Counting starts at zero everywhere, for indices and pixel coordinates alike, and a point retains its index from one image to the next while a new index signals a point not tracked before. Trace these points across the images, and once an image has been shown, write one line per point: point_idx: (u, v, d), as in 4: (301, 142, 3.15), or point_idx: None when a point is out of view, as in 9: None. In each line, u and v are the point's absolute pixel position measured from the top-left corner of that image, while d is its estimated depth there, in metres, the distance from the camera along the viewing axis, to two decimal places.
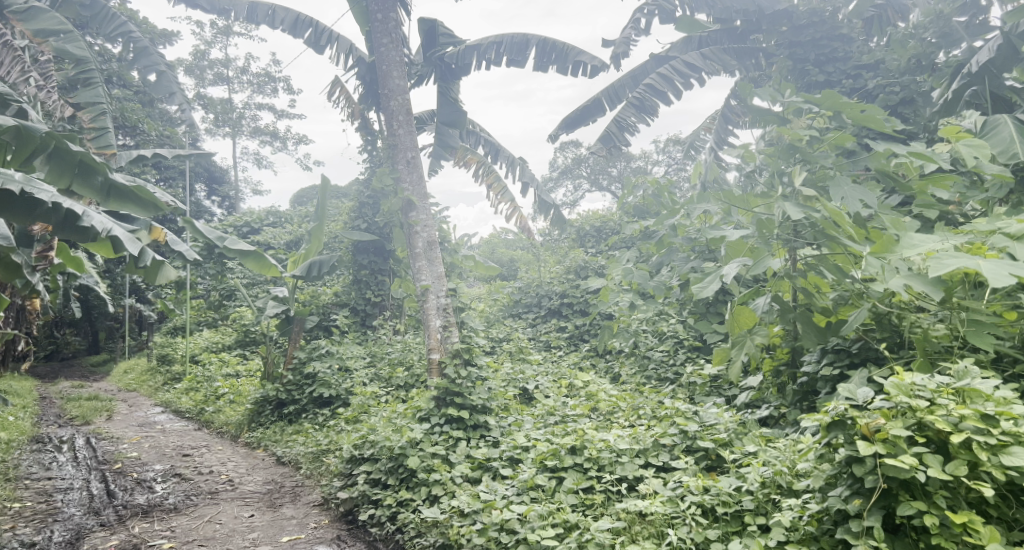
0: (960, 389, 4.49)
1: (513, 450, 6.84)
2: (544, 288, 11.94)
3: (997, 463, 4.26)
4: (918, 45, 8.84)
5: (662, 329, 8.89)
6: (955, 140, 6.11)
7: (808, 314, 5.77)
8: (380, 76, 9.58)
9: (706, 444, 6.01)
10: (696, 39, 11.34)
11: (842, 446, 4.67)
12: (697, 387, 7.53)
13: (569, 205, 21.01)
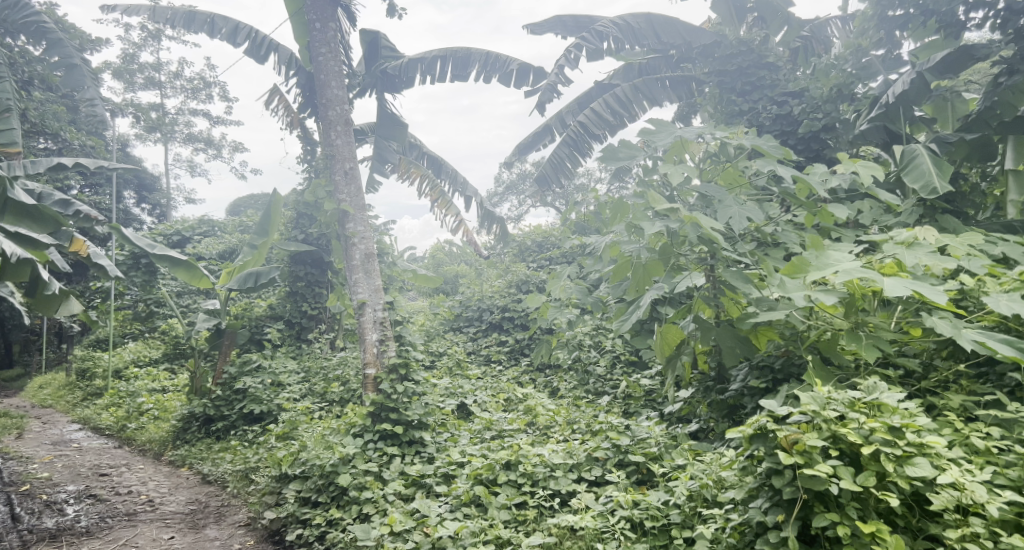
0: (871, 403, 4.61)
1: (448, 466, 6.82)
2: (484, 302, 11.87)
3: (903, 474, 4.41)
4: (839, 76, 9.19)
5: (601, 344, 8.98)
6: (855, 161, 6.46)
7: (728, 330, 5.87)
8: (318, 85, 9.47)
9: (637, 458, 6.11)
10: (636, 68, 12.02)
11: (764, 459, 4.77)
12: (632, 401, 7.63)
13: (514, 219, 21.09)
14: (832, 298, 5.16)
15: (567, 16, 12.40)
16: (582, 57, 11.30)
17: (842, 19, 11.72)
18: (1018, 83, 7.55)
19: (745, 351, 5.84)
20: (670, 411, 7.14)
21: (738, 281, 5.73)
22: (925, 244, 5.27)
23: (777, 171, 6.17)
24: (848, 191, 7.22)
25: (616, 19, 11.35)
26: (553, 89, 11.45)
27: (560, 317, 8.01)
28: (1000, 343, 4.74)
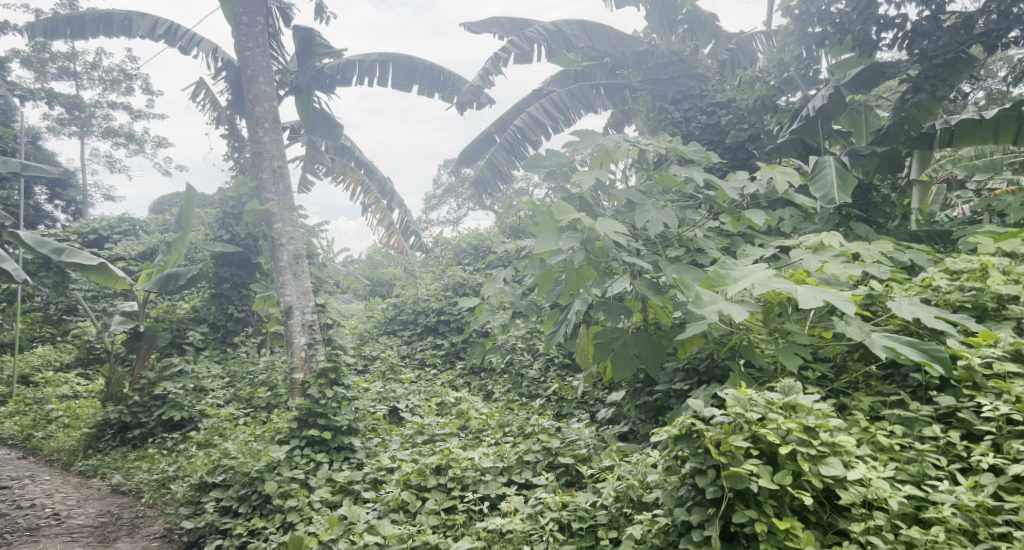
0: (788, 404, 4.67)
1: (377, 472, 6.65)
2: (420, 305, 11.66)
3: (817, 473, 4.45)
4: (763, 88, 9.48)
5: (535, 347, 8.95)
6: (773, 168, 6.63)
7: (639, 338, 6.02)
8: (244, 81, 9.21)
9: (566, 460, 6.12)
10: (572, 75, 12.14)
11: (688, 459, 4.83)
12: (564, 404, 7.62)
13: (453, 222, 20.97)
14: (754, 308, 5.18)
15: (505, 18, 12.43)
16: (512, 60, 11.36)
17: (766, 33, 12.07)
18: (922, 100, 7.83)
19: (657, 359, 5.98)
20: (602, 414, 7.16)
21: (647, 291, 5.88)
22: (831, 249, 5.54)
23: (691, 176, 6.25)
24: (771, 198, 7.39)
25: (547, 24, 11.45)
26: (477, 93, 11.50)
27: (493, 321, 7.96)
28: (907, 348, 4.80)
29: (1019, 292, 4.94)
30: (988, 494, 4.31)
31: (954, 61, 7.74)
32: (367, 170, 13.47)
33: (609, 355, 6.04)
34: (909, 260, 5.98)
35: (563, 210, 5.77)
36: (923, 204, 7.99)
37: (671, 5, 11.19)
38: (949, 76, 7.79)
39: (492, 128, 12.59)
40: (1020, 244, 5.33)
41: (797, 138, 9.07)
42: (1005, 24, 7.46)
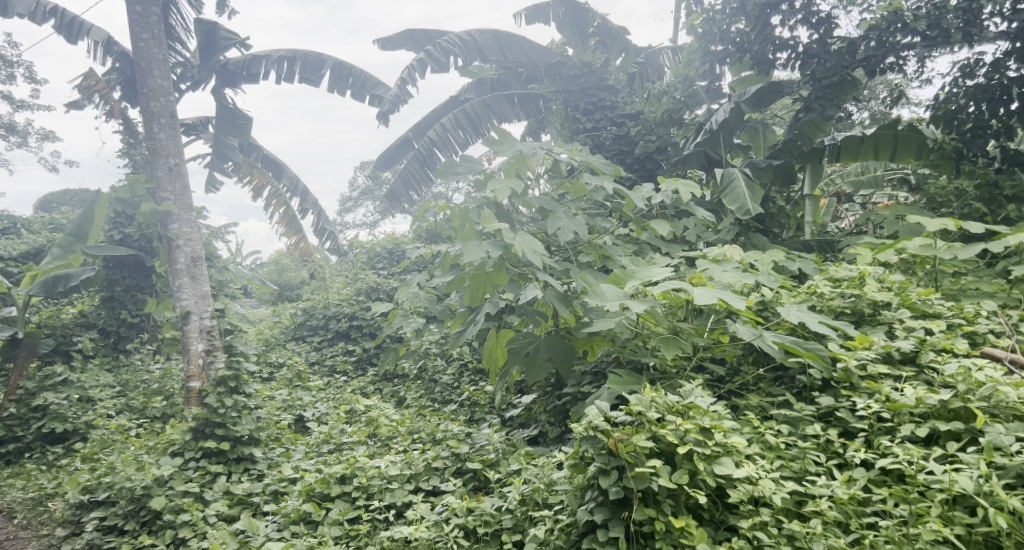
0: (685, 405, 4.55)
1: (278, 483, 6.42)
2: (330, 310, 11.31)
3: (711, 472, 4.35)
4: (669, 101, 9.75)
5: (449, 352, 8.76)
6: (674, 181, 6.78)
7: (554, 342, 5.91)
8: (138, 74, 8.76)
9: (474, 465, 5.94)
10: (488, 83, 12.08)
11: (593, 460, 4.61)
12: (477, 409, 7.46)
13: (369, 225, 20.62)
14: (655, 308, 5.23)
15: (418, 32, 12.35)
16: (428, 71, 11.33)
17: (673, 48, 12.39)
18: (812, 119, 8.19)
19: (569, 363, 5.88)
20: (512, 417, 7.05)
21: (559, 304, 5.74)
22: (732, 261, 5.68)
23: (601, 184, 6.34)
24: (677, 207, 7.50)
25: (461, 34, 11.51)
26: (396, 102, 11.40)
27: (406, 326, 7.80)
28: (790, 343, 4.93)
29: (892, 298, 5.16)
30: (859, 488, 4.25)
31: (839, 83, 8.09)
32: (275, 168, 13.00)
33: (523, 360, 5.95)
34: (798, 269, 6.33)
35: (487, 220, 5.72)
36: (817, 216, 8.42)
37: (583, 18, 11.41)
38: (835, 98, 8.12)
39: (410, 133, 12.56)
40: (893, 254, 5.62)
41: (701, 151, 9.22)
42: (880, 52, 7.80)
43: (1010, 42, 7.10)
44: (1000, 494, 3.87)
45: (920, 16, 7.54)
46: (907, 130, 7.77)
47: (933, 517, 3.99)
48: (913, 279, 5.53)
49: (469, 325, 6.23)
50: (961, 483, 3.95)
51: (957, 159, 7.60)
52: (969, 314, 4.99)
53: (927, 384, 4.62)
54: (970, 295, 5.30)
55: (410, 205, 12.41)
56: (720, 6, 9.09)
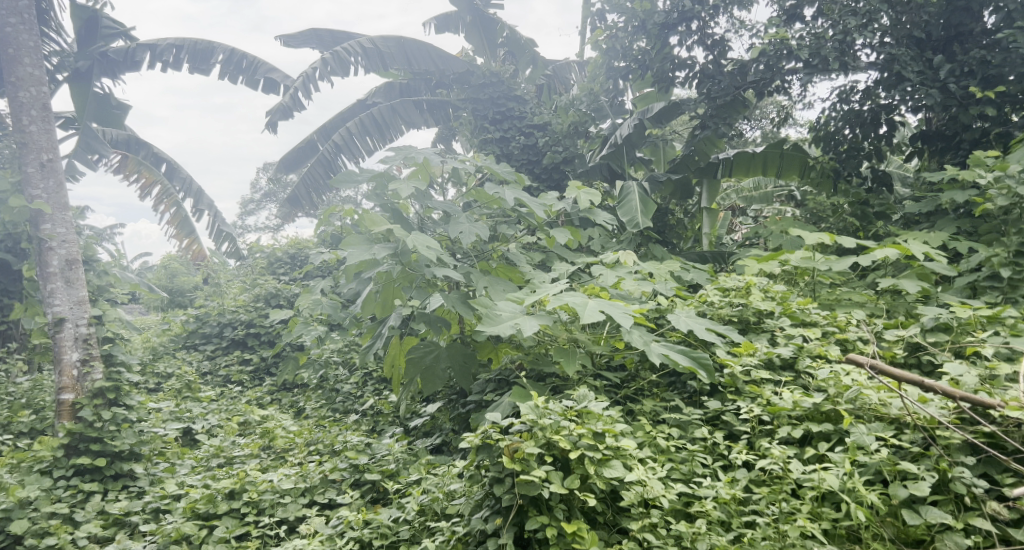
0: (580, 410, 4.50)
1: (160, 500, 6.10)
2: (226, 317, 10.81)
3: (600, 475, 4.30)
4: (577, 114, 9.90)
5: (351, 361, 8.60)
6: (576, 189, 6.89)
7: (457, 350, 5.86)
8: (5, 61, 8.12)
9: (372, 475, 5.85)
10: (398, 87, 12.03)
11: (490, 468, 4.57)
12: (380, 418, 7.30)
13: (273, 229, 20.05)
14: (546, 321, 5.03)
15: (324, 31, 12.18)
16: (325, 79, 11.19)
17: (580, 63, 12.61)
18: (707, 136, 8.48)
19: (467, 373, 5.84)
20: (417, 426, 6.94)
21: (459, 302, 5.76)
22: (627, 267, 5.96)
23: (502, 195, 6.38)
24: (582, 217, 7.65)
25: (363, 41, 11.38)
26: (287, 112, 11.27)
27: (306, 335, 7.60)
28: (679, 355, 4.98)
29: (774, 307, 5.45)
30: (741, 487, 4.22)
31: (731, 102, 8.47)
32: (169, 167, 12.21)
33: (422, 370, 5.85)
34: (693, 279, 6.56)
35: (376, 220, 5.71)
36: (713, 228, 8.78)
37: (492, 28, 11.51)
38: (727, 116, 8.50)
39: (314, 134, 12.31)
40: (778, 265, 5.92)
41: (605, 164, 9.65)
42: (768, 75, 8.13)
43: (879, 72, 7.63)
44: (861, 490, 3.90)
45: (802, 45, 7.83)
46: (789, 150, 8.23)
47: (803, 514, 3.99)
48: (795, 289, 5.86)
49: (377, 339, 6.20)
50: (826, 481, 3.96)
51: (834, 178, 7.98)
52: (840, 323, 5.25)
53: (802, 387, 4.84)
54: (843, 305, 5.61)
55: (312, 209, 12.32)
56: (622, 24, 9.30)
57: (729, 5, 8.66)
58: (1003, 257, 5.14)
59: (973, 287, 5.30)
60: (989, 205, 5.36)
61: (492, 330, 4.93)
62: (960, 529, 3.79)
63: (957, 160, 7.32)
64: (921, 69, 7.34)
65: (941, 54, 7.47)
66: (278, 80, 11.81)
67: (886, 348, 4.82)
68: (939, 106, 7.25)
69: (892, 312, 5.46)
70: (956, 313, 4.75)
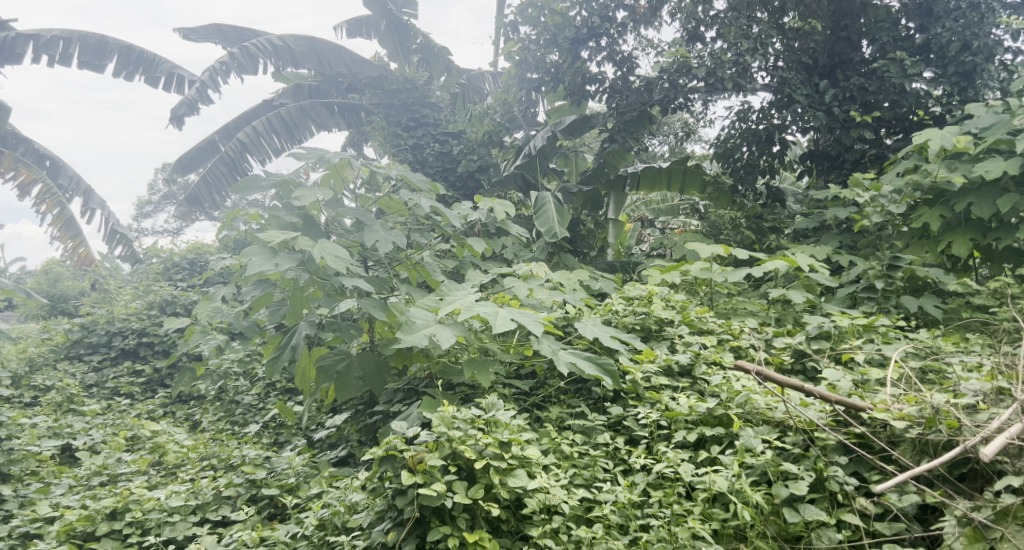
0: (486, 420, 4.62)
1: (30, 524, 5.42)
2: (116, 325, 10.31)
3: (503, 484, 4.38)
4: (491, 124, 10.08)
5: (253, 372, 8.46)
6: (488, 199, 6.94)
7: (367, 358, 5.90)
8: None
9: (270, 491, 5.61)
10: (307, 90, 11.90)
11: (391, 480, 4.65)
12: (283, 431, 7.20)
13: (169, 232, 19.29)
14: (461, 332, 5.10)
15: (227, 27, 11.98)
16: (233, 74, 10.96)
17: (494, 73, 12.75)
18: (615, 150, 8.81)
19: (382, 382, 5.89)
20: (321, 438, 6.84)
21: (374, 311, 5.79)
22: (540, 276, 6.01)
23: (419, 201, 6.35)
24: (496, 226, 7.81)
25: (274, 38, 11.26)
26: (193, 106, 10.96)
27: (204, 344, 7.39)
28: (586, 363, 5.10)
29: (674, 316, 5.67)
30: (638, 491, 4.40)
31: (639, 117, 8.77)
32: (53, 163, 11.94)
33: (333, 378, 5.84)
34: (601, 288, 6.81)
35: (275, 237, 5.56)
36: (620, 238, 9.04)
37: (405, 33, 11.52)
38: (635, 130, 8.82)
39: (216, 134, 12.05)
40: (679, 275, 6.18)
41: (519, 174, 9.71)
42: (671, 93, 8.37)
43: (773, 94, 8.07)
44: (747, 491, 4.10)
45: (702, 64, 8.20)
46: (692, 168, 8.51)
47: (694, 515, 4.18)
48: (694, 299, 6.14)
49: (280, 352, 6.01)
50: (716, 483, 4.15)
51: (731, 194, 8.45)
52: (734, 330, 5.52)
53: (699, 393, 5.01)
54: (739, 313, 5.92)
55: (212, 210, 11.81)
56: (535, 36, 9.47)
57: (635, 24, 8.94)
58: (877, 269, 5.56)
59: (852, 298, 5.70)
60: (865, 221, 5.80)
61: (407, 340, 4.94)
62: (834, 525, 4.05)
63: (841, 179, 7.85)
64: (809, 93, 7.84)
65: (827, 79, 8.05)
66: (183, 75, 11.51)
67: (775, 355, 5.08)
68: (825, 128, 7.77)
69: (782, 321, 5.80)
70: (837, 322, 5.08)
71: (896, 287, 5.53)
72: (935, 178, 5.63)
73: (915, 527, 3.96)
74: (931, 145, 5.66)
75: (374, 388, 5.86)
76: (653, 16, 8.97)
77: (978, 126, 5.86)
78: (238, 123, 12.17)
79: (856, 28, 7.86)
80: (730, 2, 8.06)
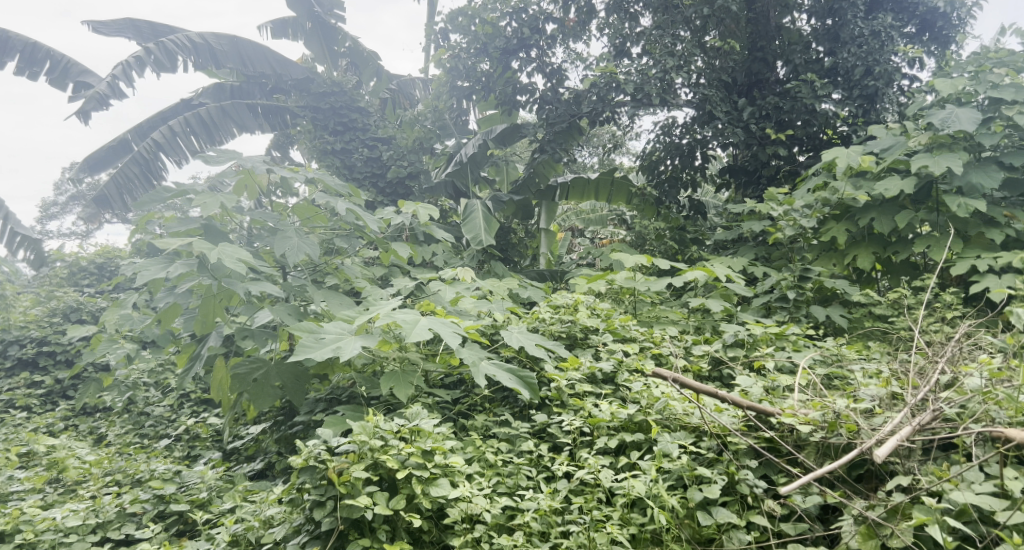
0: (410, 429, 4.63)
1: None
2: (14, 334, 9.80)
3: (426, 493, 4.40)
4: (422, 130, 10.23)
5: (165, 383, 8.25)
6: (414, 206, 6.88)
7: (285, 367, 5.71)
8: None
9: (180, 507, 5.35)
10: (229, 89, 11.70)
11: (309, 492, 4.60)
12: (197, 444, 7.00)
13: (76, 235, 18.46)
14: (371, 342, 4.99)
15: (141, 21, 11.61)
16: (147, 69, 10.60)
17: (424, 81, 12.80)
18: (545, 160, 8.88)
19: (301, 387, 5.73)
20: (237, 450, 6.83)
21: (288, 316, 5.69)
22: (465, 284, 6.14)
23: (333, 204, 6.12)
24: (424, 234, 7.86)
25: (194, 35, 10.88)
26: (103, 100, 10.59)
27: (111, 353, 7.11)
28: (506, 373, 5.14)
29: (599, 324, 5.78)
30: (560, 498, 4.47)
31: (568, 129, 8.94)
32: None
33: (249, 386, 5.65)
34: (529, 296, 6.91)
35: (172, 244, 5.32)
36: (552, 247, 9.27)
37: (332, 36, 11.44)
38: (564, 142, 8.95)
39: (130, 133, 11.69)
40: (605, 284, 6.34)
41: (450, 182, 9.86)
42: (600, 106, 8.60)
43: (694, 110, 8.39)
44: (663, 495, 4.24)
45: (629, 79, 8.40)
46: (620, 178, 8.74)
47: (613, 520, 4.28)
48: (618, 307, 6.29)
49: (194, 361, 6.03)
50: (635, 488, 4.27)
51: (657, 205, 8.62)
52: (656, 338, 5.66)
53: (621, 400, 5.14)
54: (661, 322, 6.09)
55: (122, 213, 11.27)
56: (465, 45, 9.51)
57: (565, 36, 9.21)
58: (790, 280, 5.82)
59: (767, 307, 5.96)
60: (779, 234, 6.04)
61: (312, 353, 4.82)
62: (743, 526, 4.22)
63: (757, 194, 8.18)
64: (728, 110, 8.17)
65: (745, 97, 8.43)
66: (90, 83, 11.18)
67: (694, 363, 5.25)
68: (743, 144, 8.10)
69: (701, 329, 6.00)
70: (751, 330, 5.32)
71: (806, 298, 5.80)
72: (842, 195, 5.96)
73: (817, 527, 4.15)
74: (838, 163, 6.02)
75: (296, 397, 5.69)
76: (581, 31, 9.21)
77: (879, 147, 6.25)
78: (154, 122, 11.82)
79: (771, 50, 8.26)
80: (655, 20, 8.34)
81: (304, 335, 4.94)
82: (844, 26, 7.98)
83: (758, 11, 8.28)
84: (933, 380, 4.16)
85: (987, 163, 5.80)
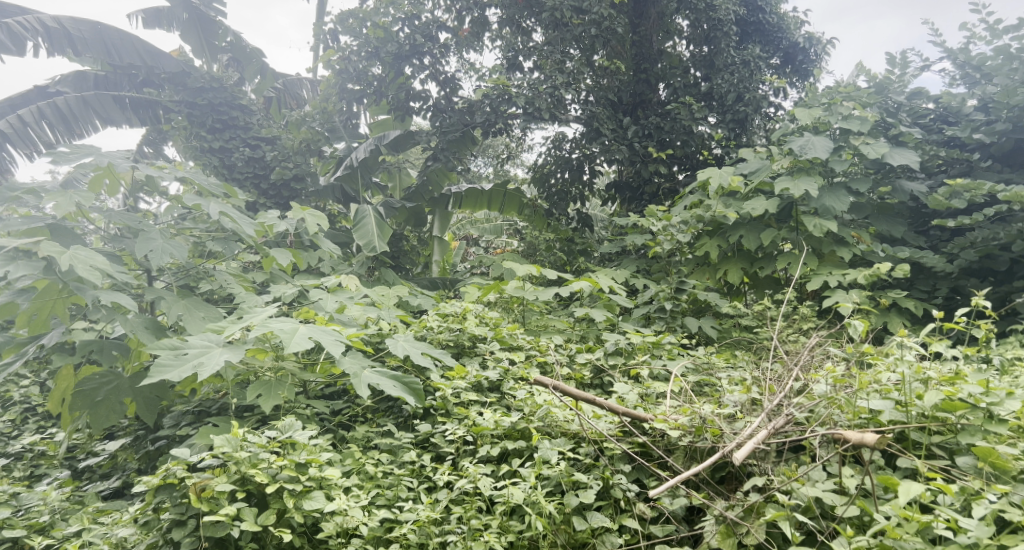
0: (282, 441, 4.55)
1: None
2: None
3: (299, 508, 4.33)
4: (308, 132, 10.04)
5: (7, 396, 7.70)
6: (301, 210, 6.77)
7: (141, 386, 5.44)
8: None
9: (15, 533, 4.97)
10: (92, 78, 11.01)
11: (168, 511, 4.45)
12: (42, 462, 6.54)
13: None
14: (239, 355, 4.79)
15: None
16: None
17: (313, 82, 12.55)
18: (438, 167, 8.95)
19: (154, 407, 5.47)
20: (89, 468, 6.47)
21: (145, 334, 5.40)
22: (348, 291, 6.07)
23: (204, 206, 5.90)
24: (308, 239, 7.75)
25: (47, 19, 10.24)
26: None
27: None
28: (390, 384, 5.08)
29: (487, 333, 5.86)
30: (441, 508, 4.49)
31: (462, 138, 9.01)
32: None
33: (92, 404, 5.33)
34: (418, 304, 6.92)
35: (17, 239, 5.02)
36: (445, 256, 9.29)
37: (211, 30, 11.05)
38: (457, 150, 9.03)
39: None
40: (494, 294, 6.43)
41: (339, 186, 9.70)
42: (493, 118, 8.70)
43: (583, 127, 8.57)
44: (540, 502, 4.34)
45: (521, 93, 8.51)
46: (513, 189, 8.88)
47: (490, 528, 4.35)
48: (508, 317, 6.41)
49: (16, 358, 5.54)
50: (514, 496, 4.35)
51: (547, 217, 8.82)
52: (541, 347, 5.78)
53: (506, 408, 5.22)
54: (547, 331, 6.23)
55: None
56: (355, 47, 9.37)
57: (459, 46, 9.34)
58: (667, 292, 6.12)
59: (646, 317, 6.20)
60: (658, 248, 6.29)
61: (168, 372, 4.59)
62: (616, 530, 4.38)
63: (640, 209, 8.53)
64: (614, 128, 8.46)
65: (630, 115, 8.79)
66: None
67: (577, 370, 5.42)
68: (627, 161, 8.42)
69: (585, 338, 6.17)
70: (631, 339, 5.55)
71: (681, 308, 6.12)
72: (714, 213, 6.33)
73: (682, 528, 4.37)
74: (711, 183, 6.36)
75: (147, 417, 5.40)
76: (475, 41, 9.33)
77: (746, 170, 6.68)
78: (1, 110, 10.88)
79: (654, 72, 8.71)
80: (547, 36, 8.52)
81: (164, 352, 4.73)
82: (719, 53, 8.49)
83: (642, 35, 8.79)
84: (789, 387, 4.44)
85: (838, 188, 6.32)
